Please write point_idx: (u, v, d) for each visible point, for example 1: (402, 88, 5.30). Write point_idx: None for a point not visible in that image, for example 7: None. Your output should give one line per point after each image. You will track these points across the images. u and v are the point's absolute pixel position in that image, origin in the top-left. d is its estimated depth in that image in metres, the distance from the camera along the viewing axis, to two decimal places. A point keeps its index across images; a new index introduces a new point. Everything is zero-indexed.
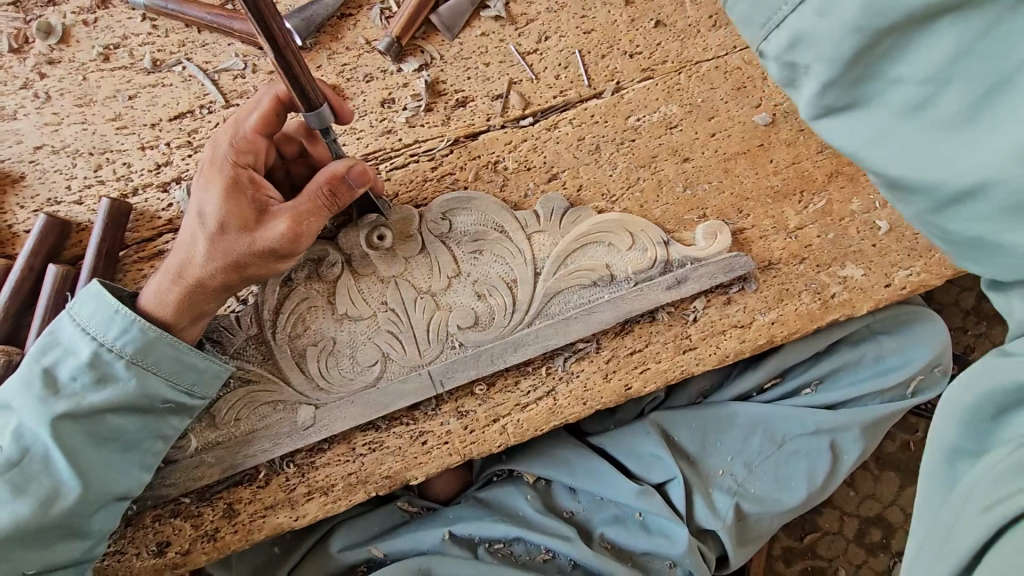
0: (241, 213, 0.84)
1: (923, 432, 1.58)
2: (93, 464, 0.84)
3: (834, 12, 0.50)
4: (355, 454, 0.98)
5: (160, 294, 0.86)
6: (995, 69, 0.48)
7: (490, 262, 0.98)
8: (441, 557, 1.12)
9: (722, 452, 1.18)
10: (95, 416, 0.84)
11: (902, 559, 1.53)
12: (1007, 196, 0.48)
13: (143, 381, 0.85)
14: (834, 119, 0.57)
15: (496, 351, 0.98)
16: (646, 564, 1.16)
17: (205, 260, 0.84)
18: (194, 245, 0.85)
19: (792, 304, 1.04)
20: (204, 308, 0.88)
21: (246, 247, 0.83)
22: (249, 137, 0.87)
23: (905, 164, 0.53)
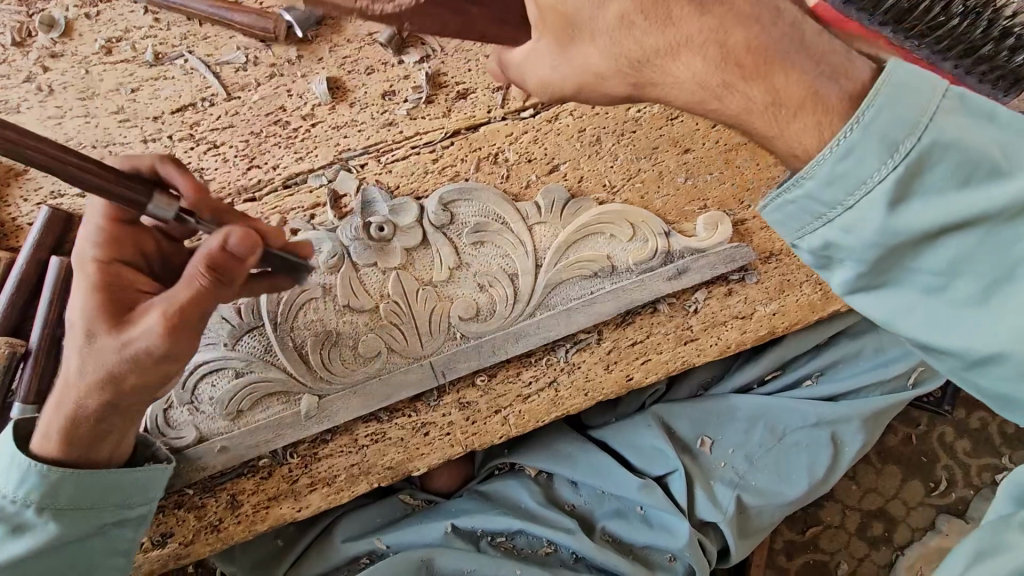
0: (116, 320, 0.71)
1: (925, 425, 1.58)
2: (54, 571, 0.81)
3: (857, 224, 0.56)
4: (357, 445, 0.99)
5: (58, 422, 0.77)
6: (998, 265, 0.55)
7: (491, 253, 0.98)
8: (445, 550, 1.13)
9: (723, 444, 1.18)
10: (84, 496, 0.80)
11: (904, 553, 1.53)
12: (1019, 365, 0.55)
13: (68, 526, 0.79)
14: (859, 294, 0.61)
15: (498, 342, 0.99)
16: (647, 557, 1.17)
17: (77, 366, 0.72)
18: (72, 356, 0.73)
19: (793, 295, 1.04)
20: (94, 432, 0.77)
21: (111, 357, 0.70)
22: (107, 229, 0.77)
23: (929, 333, 0.58)
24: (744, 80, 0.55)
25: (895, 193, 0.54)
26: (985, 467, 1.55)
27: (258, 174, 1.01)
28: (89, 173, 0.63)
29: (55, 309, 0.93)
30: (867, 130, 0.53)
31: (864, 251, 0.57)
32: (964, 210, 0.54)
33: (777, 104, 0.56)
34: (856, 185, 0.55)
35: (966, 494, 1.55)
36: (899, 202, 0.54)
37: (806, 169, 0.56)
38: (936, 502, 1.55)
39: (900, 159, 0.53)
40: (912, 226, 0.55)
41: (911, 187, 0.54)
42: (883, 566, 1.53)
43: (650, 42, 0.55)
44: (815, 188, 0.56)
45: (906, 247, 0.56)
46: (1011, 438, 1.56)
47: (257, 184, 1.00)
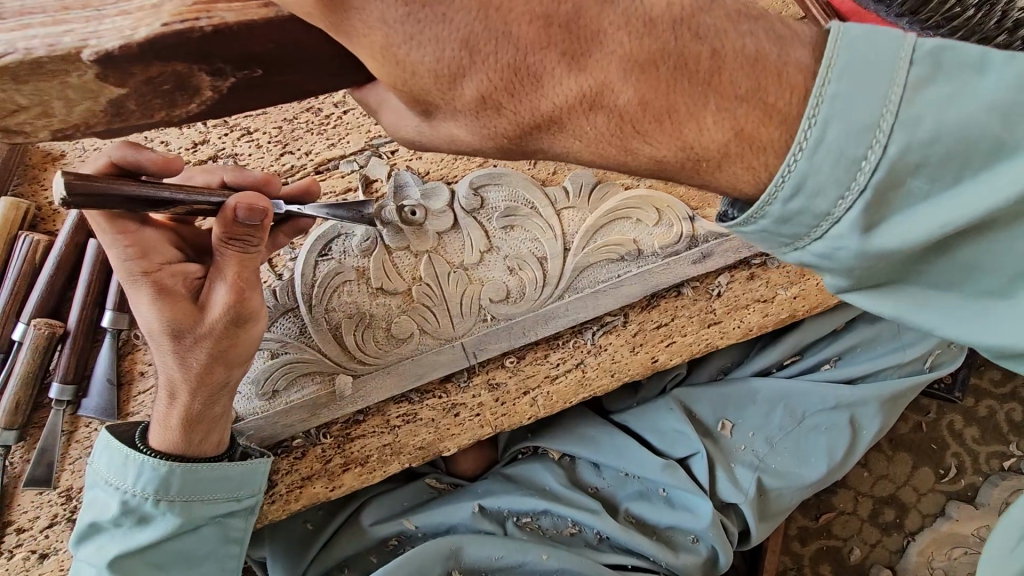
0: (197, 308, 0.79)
1: (935, 413, 1.61)
2: (170, 567, 0.88)
3: (840, 245, 0.53)
4: (390, 426, 1.00)
5: (160, 418, 0.86)
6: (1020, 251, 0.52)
7: (521, 237, 1.00)
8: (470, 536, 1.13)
9: (743, 427, 1.20)
10: (188, 491, 0.87)
11: (915, 538, 1.55)
12: None
13: (185, 515, 0.87)
14: (868, 301, 0.58)
15: (528, 324, 1.01)
16: (671, 538, 1.18)
17: (175, 365, 0.81)
18: (166, 359, 0.81)
19: (813, 279, 1.07)
20: (207, 418, 0.86)
21: (211, 342, 0.80)
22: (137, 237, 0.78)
23: (964, 331, 0.55)
24: (645, 139, 0.57)
25: (868, 218, 0.52)
26: (994, 455, 1.58)
27: (291, 159, 1.03)
28: (138, 196, 0.66)
29: (94, 295, 0.95)
30: (822, 159, 0.51)
31: (850, 268, 0.55)
32: (939, 212, 0.51)
33: (695, 157, 0.57)
34: (821, 212, 0.53)
35: (975, 480, 1.57)
36: (873, 216, 0.52)
37: (768, 196, 0.54)
38: (945, 488, 1.58)
39: (864, 178, 0.51)
40: (890, 235, 0.52)
41: (885, 197, 0.52)
42: (895, 552, 1.56)
43: (537, 104, 0.55)
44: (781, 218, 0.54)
45: (888, 262, 0.54)
46: (1020, 425, 1.58)
47: (290, 169, 1.02)
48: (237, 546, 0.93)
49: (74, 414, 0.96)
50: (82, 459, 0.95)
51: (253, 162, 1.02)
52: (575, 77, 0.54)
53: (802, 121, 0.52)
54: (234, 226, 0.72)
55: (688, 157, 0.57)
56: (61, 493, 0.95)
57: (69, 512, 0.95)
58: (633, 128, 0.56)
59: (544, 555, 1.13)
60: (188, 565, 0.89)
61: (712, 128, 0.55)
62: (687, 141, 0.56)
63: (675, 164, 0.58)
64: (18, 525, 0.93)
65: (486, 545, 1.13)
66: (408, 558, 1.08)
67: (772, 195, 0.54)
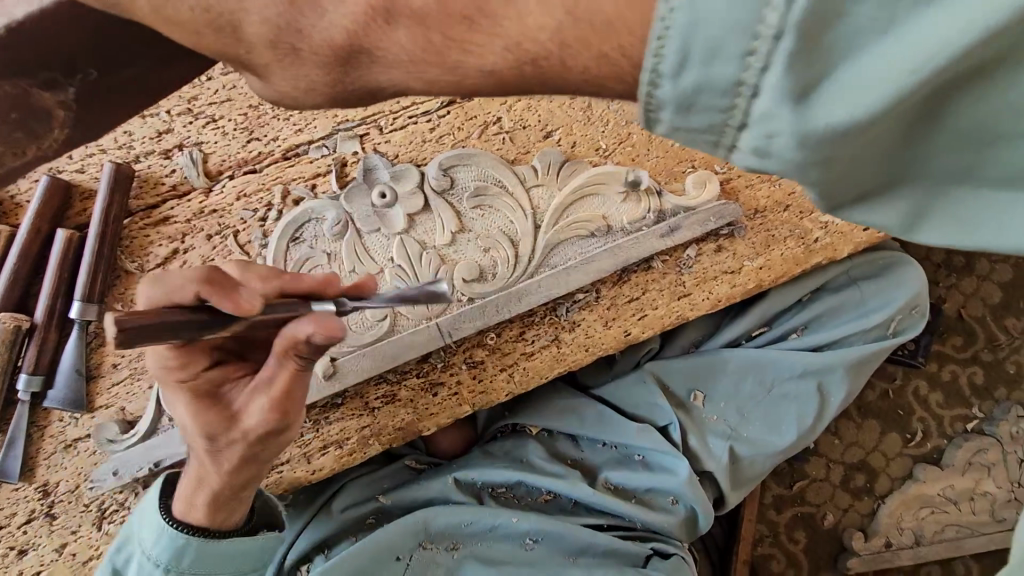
0: (224, 415, 0.78)
1: (901, 380, 1.66)
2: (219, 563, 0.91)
3: (775, 110, 0.36)
4: (369, 407, 1.01)
5: (184, 497, 0.88)
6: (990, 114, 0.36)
7: (493, 217, 1.02)
8: (440, 509, 1.14)
9: (714, 396, 1.24)
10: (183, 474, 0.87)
11: (884, 501, 1.61)
12: None
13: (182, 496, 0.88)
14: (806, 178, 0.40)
15: (501, 302, 1.01)
16: (649, 500, 1.21)
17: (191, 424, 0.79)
18: (179, 407, 0.80)
19: (778, 249, 1.09)
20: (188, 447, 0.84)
21: (235, 446, 0.79)
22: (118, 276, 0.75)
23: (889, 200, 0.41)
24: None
25: (796, 81, 0.35)
26: (957, 417, 1.64)
27: (257, 146, 1.02)
28: (193, 324, 0.59)
29: (61, 281, 0.94)
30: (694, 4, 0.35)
31: (786, 162, 0.38)
32: (884, 58, 0.34)
33: (565, 34, 0.42)
34: (727, 82, 0.37)
35: (940, 443, 1.63)
36: (804, 83, 0.35)
37: (654, 56, 0.38)
38: (912, 452, 1.64)
39: (763, 45, 0.35)
40: (828, 143, 0.36)
41: (821, 41, 0.34)
42: (866, 515, 1.62)
43: (324, 32, 0.48)
44: (681, 69, 0.37)
45: (838, 159, 0.37)
46: (981, 389, 1.64)
47: (257, 156, 1.02)
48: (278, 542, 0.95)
49: (43, 407, 0.95)
50: (56, 453, 0.95)
51: (219, 150, 1.01)
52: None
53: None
54: (280, 350, 0.66)
55: (492, 23, 0.44)
56: (37, 489, 0.95)
57: (46, 507, 0.94)
58: (448, 31, 0.45)
59: (515, 520, 1.14)
60: (244, 558, 0.93)
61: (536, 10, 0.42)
62: (506, 37, 0.44)
63: (509, 77, 0.46)
64: None
65: (456, 518, 1.13)
66: (376, 540, 1.09)
67: (656, 52, 0.37)
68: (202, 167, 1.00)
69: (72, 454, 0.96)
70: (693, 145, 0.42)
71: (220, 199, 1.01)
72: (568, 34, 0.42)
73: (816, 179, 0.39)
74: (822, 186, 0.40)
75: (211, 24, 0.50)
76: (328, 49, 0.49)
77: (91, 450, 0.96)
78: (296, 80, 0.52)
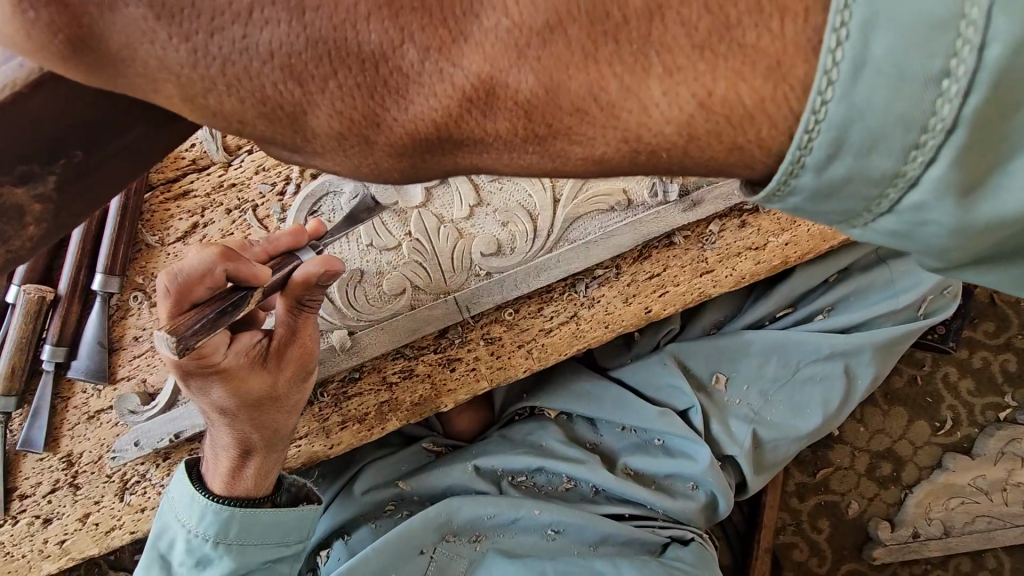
0: (267, 377, 0.86)
1: (929, 366, 1.61)
2: (266, 531, 0.93)
3: (932, 198, 0.37)
4: (386, 383, 1.01)
5: (224, 473, 0.91)
6: None
7: (511, 190, 1.00)
8: (462, 500, 1.13)
9: (737, 379, 1.20)
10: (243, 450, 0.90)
11: (912, 491, 1.57)
12: None
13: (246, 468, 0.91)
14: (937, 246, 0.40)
15: (520, 276, 1.01)
16: (669, 486, 1.19)
17: (231, 400, 0.84)
18: (212, 391, 0.83)
19: (805, 225, 1.06)
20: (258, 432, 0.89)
21: (283, 400, 0.89)
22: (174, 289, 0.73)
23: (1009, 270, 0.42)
24: (585, 65, 0.41)
25: (961, 175, 0.36)
26: (989, 406, 1.59)
27: None
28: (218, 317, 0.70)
29: (85, 256, 0.96)
30: (853, 87, 0.35)
31: (930, 244, 0.40)
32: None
33: (694, 127, 0.41)
34: (884, 173, 0.37)
35: (971, 432, 1.59)
36: (967, 177, 0.36)
37: (800, 147, 0.38)
38: (941, 441, 1.59)
39: (932, 123, 0.35)
40: (971, 227, 0.38)
41: (991, 129, 0.35)
42: (892, 505, 1.58)
43: (408, 123, 0.45)
44: (826, 159, 0.38)
45: (978, 239, 0.39)
46: (1014, 376, 1.59)
47: None
48: (317, 511, 0.98)
49: (67, 379, 0.97)
50: (79, 424, 0.97)
51: None
52: (446, 76, 0.43)
53: (825, 34, 0.35)
54: (312, 287, 0.82)
55: (609, 118, 0.42)
56: (62, 459, 0.96)
57: (71, 477, 0.96)
58: (559, 120, 0.43)
59: (536, 510, 1.12)
60: (286, 527, 0.95)
61: (662, 103, 0.40)
62: (626, 129, 0.42)
63: (613, 157, 0.44)
64: (21, 490, 0.95)
65: (477, 510, 1.12)
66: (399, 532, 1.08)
67: (803, 143, 0.38)
68: (221, 141, 1.01)
69: (95, 424, 0.97)
70: (832, 214, 0.41)
71: (239, 173, 1.01)
72: (698, 128, 0.41)
73: (951, 253, 0.40)
74: (950, 257, 0.41)
75: (263, 117, 0.47)
76: (409, 139, 0.46)
77: (113, 421, 0.96)
78: (359, 164, 0.49)
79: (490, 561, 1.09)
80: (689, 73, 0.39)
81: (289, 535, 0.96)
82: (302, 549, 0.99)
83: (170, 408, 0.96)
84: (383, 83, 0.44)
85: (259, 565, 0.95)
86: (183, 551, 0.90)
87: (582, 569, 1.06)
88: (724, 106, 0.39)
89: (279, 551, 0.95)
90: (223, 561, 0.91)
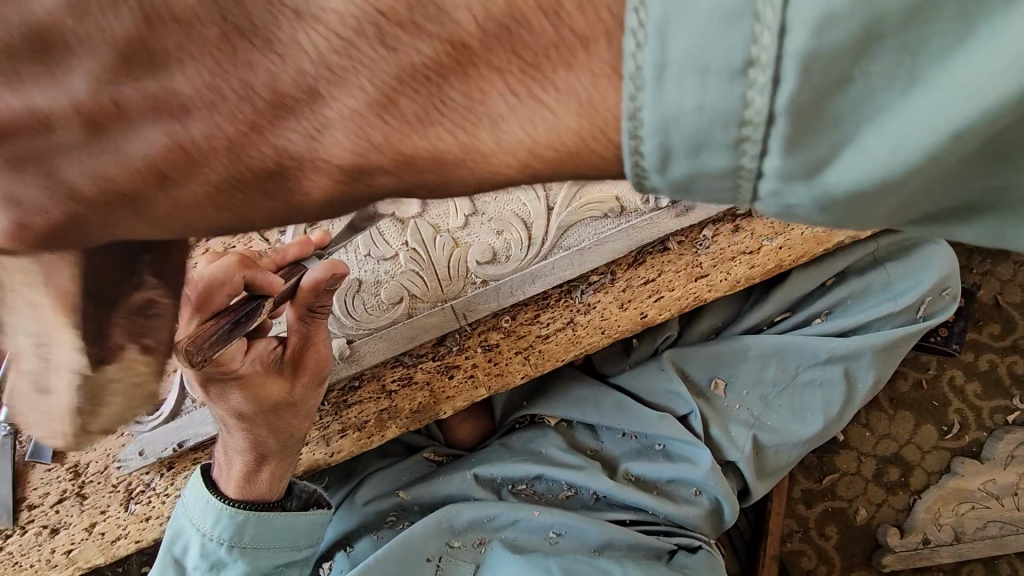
0: (284, 383, 0.87)
1: (934, 369, 1.59)
2: (277, 536, 0.96)
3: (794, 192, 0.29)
4: (386, 391, 1.02)
5: (239, 476, 0.91)
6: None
7: (506, 200, 1.02)
8: (463, 504, 1.13)
9: (736, 384, 1.20)
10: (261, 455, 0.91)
11: (920, 496, 1.55)
12: None
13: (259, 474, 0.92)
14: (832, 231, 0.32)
15: (515, 283, 1.02)
16: (672, 492, 1.19)
17: (250, 405, 0.86)
18: (231, 397, 0.84)
19: (798, 228, 1.07)
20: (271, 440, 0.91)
21: (299, 405, 0.91)
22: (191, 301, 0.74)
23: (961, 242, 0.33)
24: (421, 112, 0.31)
25: (816, 163, 0.28)
26: (998, 409, 1.57)
27: None
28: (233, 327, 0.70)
29: None
30: (658, 71, 0.27)
31: (818, 232, 0.32)
32: (906, 128, 0.26)
33: (539, 161, 0.32)
34: (726, 167, 0.29)
35: (980, 436, 1.57)
36: (814, 157, 0.28)
37: (631, 151, 0.30)
38: (949, 445, 1.57)
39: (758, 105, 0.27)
40: (866, 219, 0.30)
41: (833, 104, 0.27)
42: (901, 510, 1.56)
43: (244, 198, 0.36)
44: (683, 192, 0.32)
45: (865, 220, 0.30)
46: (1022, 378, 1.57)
47: None
48: (327, 516, 1.01)
49: None
50: None
51: None
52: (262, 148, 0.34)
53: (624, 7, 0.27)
54: (322, 293, 0.85)
55: (451, 164, 0.33)
56: (69, 469, 0.98)
57: (77, 487, 0.98)
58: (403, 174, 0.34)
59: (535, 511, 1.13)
60: (298, 531, 0.98)
61: (507, 135, 0.31)
62: (476, 176, 0.34)
63: (481, 198, 0.35)
64: (29, 501, 0.97)
65: (478, 513, 1.13)
66: (407, 538, 1.08)
67: (634, 147, 0.30)
68: None
69: (101, 435, 0.99)
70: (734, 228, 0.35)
71: None
72: (541, 160, 0.32)
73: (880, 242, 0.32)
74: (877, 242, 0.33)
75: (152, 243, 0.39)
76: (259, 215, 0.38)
77: (118, 431, 0.98)
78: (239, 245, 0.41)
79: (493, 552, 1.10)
80: (532, 100, 0.30)
81: (300, 540, 0.98)
82: (311, 553, 1.01)
83: (174, 419, 0.98)
84: (151, 168, 0.35)
85: (271, 569, 0.96)
86: (197, 555, 0.91)
87: (589, 566, 1.05)
88: (565, 140, 0.31)
89: (290, 555, 0.97)
90: (237, 564, 0.93)
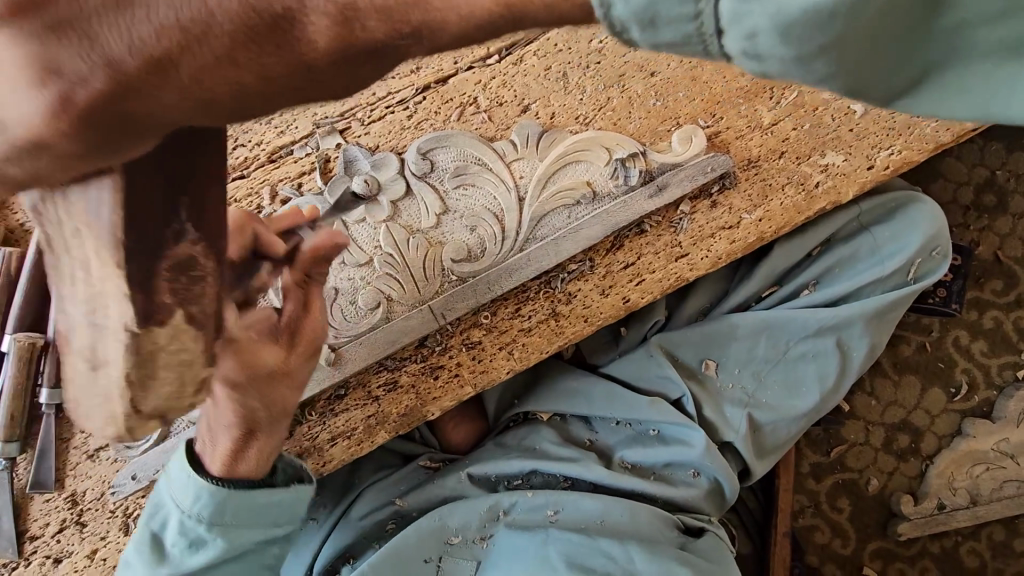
0: (280, 351, 0.82)
1: (937, 331, 1.56)
2: (254, 517, 0.92)
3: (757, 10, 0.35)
4: (372, 397, 1.02)
5: (224, 457, 0.87)
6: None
7: (476, 195, 1.02)
8: (453, 505, 1.13)
9: (729, 362, 1.18)
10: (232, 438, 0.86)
11: (932, 462, 1.52)
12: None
13: (231, 461, 0.87)
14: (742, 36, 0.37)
15: (492, 279, 1.01)
16: (670, 476, 1.17)
17: (240, 372, 0.80)
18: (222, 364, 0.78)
19: (777, 199, 1.05)
20: (257, 415, 0.84)
21: (295, 376, 0.85)
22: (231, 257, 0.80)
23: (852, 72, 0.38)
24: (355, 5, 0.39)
25: None
26: (1006, 366, 1.54)
27: (243, 151, 1.05)
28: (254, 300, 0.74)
29: None
30: None
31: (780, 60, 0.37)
32: None
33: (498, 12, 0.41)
34: None
35: (989, 395, 1.53)
36: None
37: None
38: (958, 407, 1.54)
39: None
40: (816, 24, 0.35)
41: None
42: (913, 478, 1.53)
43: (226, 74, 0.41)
44: (648, 20, 0.37)
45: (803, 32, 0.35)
46: None
47: (244, 161, 1.05)
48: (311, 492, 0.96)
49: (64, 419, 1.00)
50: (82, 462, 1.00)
51: None
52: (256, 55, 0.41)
53: None
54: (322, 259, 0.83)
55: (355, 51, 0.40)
56: (67, 499, 0.99)
57: (76, 515, 0.99)
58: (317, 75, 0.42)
59: (527, 493, 1.13)
60: (277, 511, 0.93)
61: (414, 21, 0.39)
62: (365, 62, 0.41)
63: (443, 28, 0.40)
64: (31, 532, 0.98)
65: (467, 512, 1.12)
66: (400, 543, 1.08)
67: None
68: None
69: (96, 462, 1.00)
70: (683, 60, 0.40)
71: None
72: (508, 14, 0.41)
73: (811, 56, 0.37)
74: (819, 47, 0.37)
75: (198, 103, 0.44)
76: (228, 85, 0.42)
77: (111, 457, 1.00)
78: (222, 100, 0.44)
79: (500, 538, 1.09)
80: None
81: (280, 517, 0.94)
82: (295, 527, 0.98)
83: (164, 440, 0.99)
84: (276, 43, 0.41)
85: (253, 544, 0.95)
86: (175, 532, 0.90)
87: (593, 552, 1.02)
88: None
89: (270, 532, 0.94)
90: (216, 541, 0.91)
